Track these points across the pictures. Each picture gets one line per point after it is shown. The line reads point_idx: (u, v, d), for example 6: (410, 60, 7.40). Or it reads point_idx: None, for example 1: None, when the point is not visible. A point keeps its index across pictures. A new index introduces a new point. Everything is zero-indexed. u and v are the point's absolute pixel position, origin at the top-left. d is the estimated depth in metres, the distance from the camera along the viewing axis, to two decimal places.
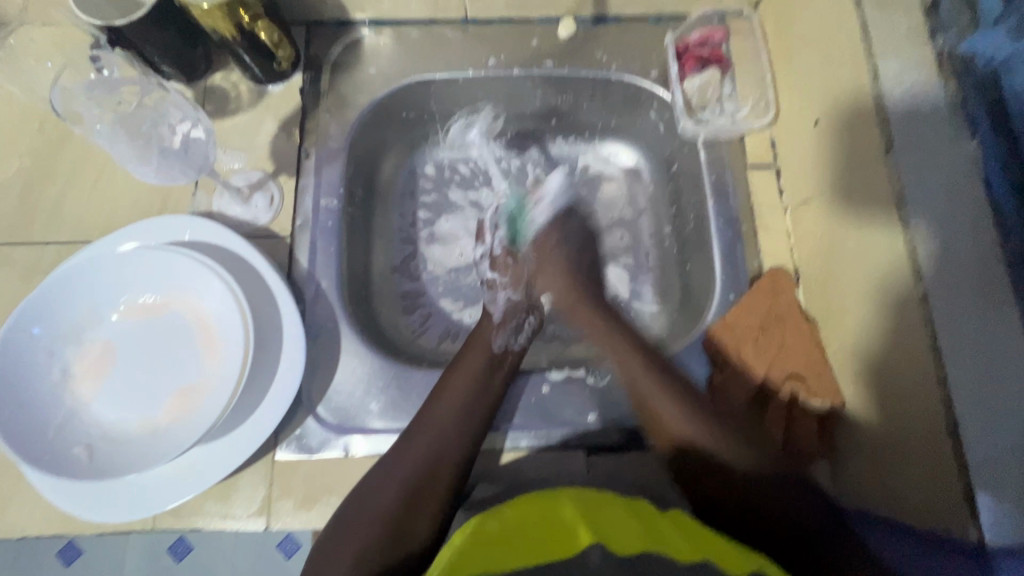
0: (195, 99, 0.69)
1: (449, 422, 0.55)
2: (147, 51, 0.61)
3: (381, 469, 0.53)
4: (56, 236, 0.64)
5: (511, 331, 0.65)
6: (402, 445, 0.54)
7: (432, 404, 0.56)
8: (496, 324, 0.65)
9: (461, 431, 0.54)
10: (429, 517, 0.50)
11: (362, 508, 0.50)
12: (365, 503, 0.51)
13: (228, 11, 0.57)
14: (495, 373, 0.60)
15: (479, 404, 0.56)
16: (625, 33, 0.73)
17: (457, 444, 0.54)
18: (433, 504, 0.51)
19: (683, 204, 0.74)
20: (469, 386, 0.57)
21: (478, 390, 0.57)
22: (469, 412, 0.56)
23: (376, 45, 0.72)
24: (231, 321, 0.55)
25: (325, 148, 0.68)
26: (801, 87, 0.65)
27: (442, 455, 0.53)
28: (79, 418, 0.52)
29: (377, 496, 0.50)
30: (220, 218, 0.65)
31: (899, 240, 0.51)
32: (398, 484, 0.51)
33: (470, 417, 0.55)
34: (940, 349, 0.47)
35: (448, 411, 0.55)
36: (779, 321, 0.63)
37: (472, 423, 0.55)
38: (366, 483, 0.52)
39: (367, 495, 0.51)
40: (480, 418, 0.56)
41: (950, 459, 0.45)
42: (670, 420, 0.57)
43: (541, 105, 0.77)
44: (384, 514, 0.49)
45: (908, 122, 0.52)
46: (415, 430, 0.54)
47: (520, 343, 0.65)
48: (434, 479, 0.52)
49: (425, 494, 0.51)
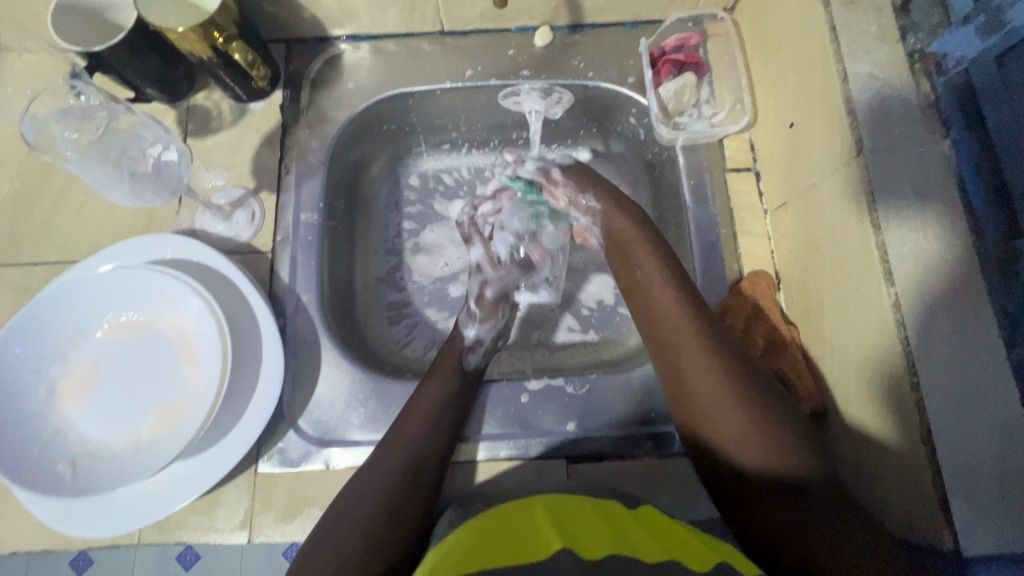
0: (178, 119, 0.70)
1: (419, 438, 0.54)
2: (128, 75, 0.63)
3: (358, 480, 0.52)
4: (45, 257, 0.66)
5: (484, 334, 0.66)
6: (374, 463, 0.52)
7: (402, 421, 0.56)
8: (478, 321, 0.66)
9: (432, 448, 0.54)
10: (406, 537, 0.49)
11: (337, 526, 0.48)
12: (340, 524, 0.48)
13: (201, 33, 0.58)
14: (464, 388, 0.60)
15: (446, 416, 0.57)
16: (601, 40, 0.74)
17: (430, 461, 0.54)
18: (409, 525, 0.49)
19: (665, 209, 0.73)
20: (440, 400, 0.58)
21: (446, 404, 0.58)
22: (439, 426, 0.56)
23: (354, 60, 0.73)
24: (209, 337, 0.56)
25: (306, 163, 0.69)
26: (777, 89, 0.64)
27: (416, 472, 0.52)
28: (63, 436, 0.54)
29: (355, 508, 0.49)
30: (203, 235, 0.67)
31: (870, 240, 0.49)
32: (376, 504, 0.49)
33: (442, 430, 0.56)
34: (911, 351, 0.45)
35: (416, 429, 0.55)
36: (759, 325, 0.62)
37: (443, 439, 0.56)
38: (347, 491, 0.51)
39: (341, 517, 0.48)
40: (450, 433, 0.57)
41: (923, 463, 0.44)
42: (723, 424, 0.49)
43: (523, 114, 0.77)
44: (364, 534, 0.47)
45: (881, 120, 0.50)
46: (386, 447, 0.53)
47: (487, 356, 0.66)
48: (410, 499, 0.51)
49: (400, 511, 0.49)
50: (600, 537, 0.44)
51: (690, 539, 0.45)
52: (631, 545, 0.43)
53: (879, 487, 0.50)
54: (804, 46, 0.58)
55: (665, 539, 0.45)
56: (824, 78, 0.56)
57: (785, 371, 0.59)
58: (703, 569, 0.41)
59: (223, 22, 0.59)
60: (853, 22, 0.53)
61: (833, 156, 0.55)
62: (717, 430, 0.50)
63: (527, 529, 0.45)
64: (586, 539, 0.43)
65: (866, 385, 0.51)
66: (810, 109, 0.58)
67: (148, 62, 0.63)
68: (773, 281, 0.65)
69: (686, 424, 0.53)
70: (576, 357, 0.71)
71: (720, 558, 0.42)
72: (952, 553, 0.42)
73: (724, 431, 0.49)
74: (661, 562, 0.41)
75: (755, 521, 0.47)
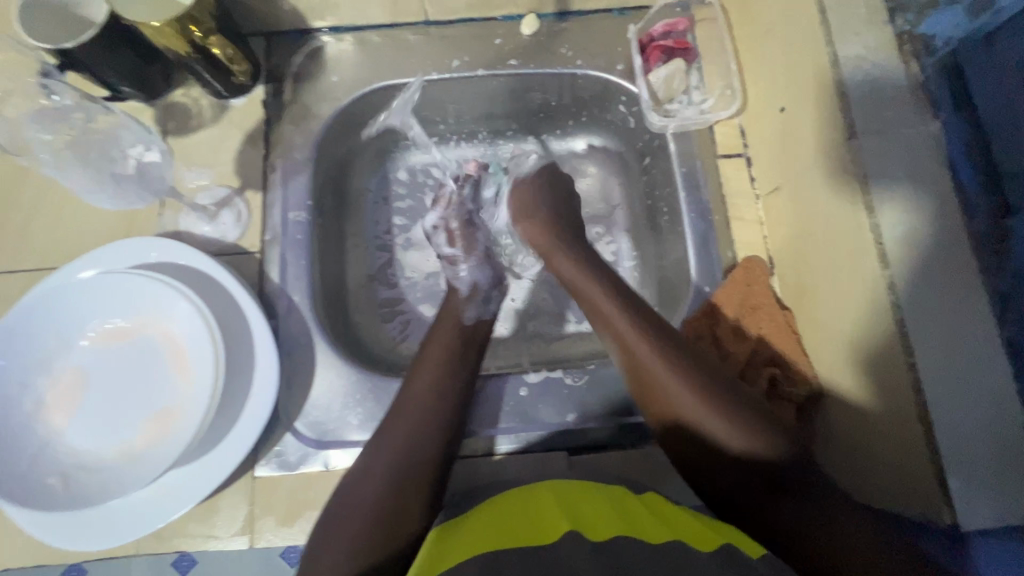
0: (156, 118, 0.68)
1: (428, 401, 0.54)
2: (102, 73, 0.60)
3: (366, 454, 0.52)
4: (22, 265, 0.63)
5: (480, 302, 0.66)
6: (382, 434, 0.52)
7: (409, 388, 0.56)
8: (464, 298, 0.66)
9: (442, 410, 0.54)
10: (419, 505, 0.49)
11: (347, 507, 0.48)
12: (350, 504, 0.48)
13: (177, 27, 0.56)
14: (468, 345, 0.60)
15: (455, 375, 0.57)
16: (589, 27, 0.73)
17: (440, 424, 0.53)
18: (421, 491, 0.50)
19: (657, 198, 0.73)
20: (444, 361, 0.57)
21: (451, 366, 0.57)
22: (445, 386, 0.56)
23: (337, 52, 0.71)
24: (199, 340, 0.55)
25: (291, 160, 0.68)
26: (767, 75, 0.64)
27: (425, 437, 0.52)
28: (52, 448, 0.52)
29: (364, 484, 0.49)
30: (188, 237, 0.65)
31: (862, 224, 0.49)
32: (385, 476, 0.49)
33: (446, 388, 0.55)
34: (906, 330, 0.46)
35: (422, 392, 0.55)
36: (755, 311, 0.63)
37: (452, 399, 0.55)
38: (353, 470, 0.51)
39: (352, 497, 0.49)
40: (460, 394, 0.56)
41: (920, 441, 0.45)
42: (676, 396, 0.52)
43: (510, 104, 0.76)
44: (374, 508, 0.48)
45: (871, 103, 0.50)
46: (395, 415, 0.53)
47: (490, 312, 0.66)
48: (420, 463, 0.51)
49: (410, 481, 0.50)
50: (605, 522, 0.44)
51: (697, 522, 0.45)
52: (637, 529, 0.43)
53: (879, 469, 0.50)
54: (794, 29, 0.58)
55: (673, 523, 0.45)
56: (814, 61, 0.55)
57: (781, 356, 0.60)
58: (710, 550, 0.41)
59: (200, 16, 0.57)
60: (842, 4, 0.53)
61: (824, 138, 0.55)
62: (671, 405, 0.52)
63: (526, 517, 0.44)
64: (590, 525, 0.43)
65: (861, 367, 0.52)
66: (801, 93, 0.58)
67: (122, 58, 0.60)
68: (767, 267, 0.65)
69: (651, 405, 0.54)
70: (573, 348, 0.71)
71: (727, 539, 0.42)
72: (949, 527, 0.43)
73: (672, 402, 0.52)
74: (665, 546, 0.41)
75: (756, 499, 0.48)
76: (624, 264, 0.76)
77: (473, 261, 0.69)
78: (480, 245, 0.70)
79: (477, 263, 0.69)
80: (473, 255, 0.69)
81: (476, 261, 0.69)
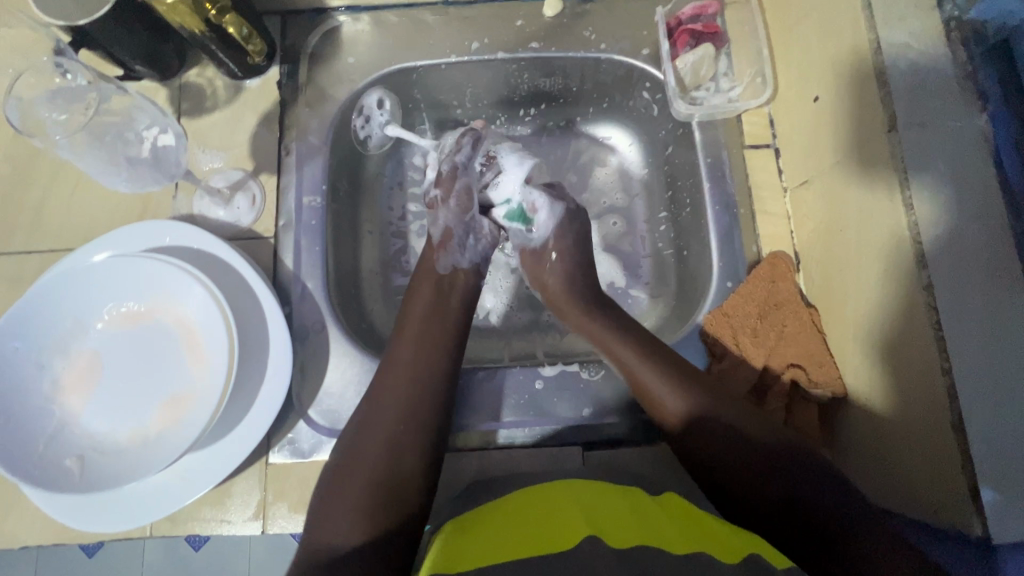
0: (170, 98, 0.67)
1: (417, 363, 0.55)
2: (115, 52, 0.59)
3: (363, 412, 0.52)
4: (39, 245, 0.63)
5: (457, 249, 0.64)
6: (375, 397, 0.52)
7: (392, 361, 0.55)
8: (437, 245, 0.64)
9: (431, 374, 0.54)
10: (418, 465, 0.50)
11: (348, 467, 0.49)
12: (352, 466, 0.49)
13: (193, 6, 0.55)
14: (450, 310, 0.60)
15: (439, 338, 0.57)
16: (613, 9, 0.70)
17: (429, 384, 0.54)
18: (418, 450, 0.51)
19: (679, 189, 0.71)
20: (427, 326, 0.58)
21: (436, 331, 0.58)
22: (430, 349, 0.56)
23: (354, 33, 0.69)
24: (213, 327, 0.54)
25: (307, 143, 0.66)
26: (802, 62, 0.61)
27: (419, 400, 0.53)
28: (69, 430, 0.52)
29: (363, 444, 0.50)
30: (202, 220, 0.64)
31: (902, 221, 0.47)
32: (382, 450, 0.49)
33: (432, 352, 0.56)
34: (943, 335, 0.44)
35: (407, 355, 0.55)
36: (778, 308, 0.61)
37: (438, 367, 0.55)
38: (350, 427, 0.52)
39: (352, 457, 0.49)
40: (444, 364, 0.56)
41: (953, 448, 0.43)
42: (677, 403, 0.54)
43: (530, 89, 0.74)
44: (377, 470, 0.48)
45: (916, 94, 0.48)
46: (383, 378, 0.54)
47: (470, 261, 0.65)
48: (416, 425, 0.51)
49: (408, 441, 0.50)
50: (628, 532, 0.42)
51: (723, 531, 0.44)
52: (660, 540, 0.42)
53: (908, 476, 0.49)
54: (832, 13, 0.55)
55: (695, 532, 0.44)
56: (853, 47, 0.53)
57: (805, 356, 0.59)
58: (734, 562, 0.40)
59: None
60: None
61: (863, 130, 0.52)
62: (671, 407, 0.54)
63: (544, 521, 0.44)
64: (610, 528, 0.42)
65: (890, 369, 0.50)
66: (837, 83, 0.55)
67: (136, 36, 0.59)
68: (792, 262, 0.63)
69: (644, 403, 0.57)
70: (588, 341, 0.70)
71: (752, 549, 0.41)
72: (982, 539, 0.41)
73: (669, 405, 0.54)
74: (686, 555, 0.40)
75: (771, 502, 0.48)
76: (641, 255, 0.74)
77: (452, 204, 0.64)
78: (461, 182, 0.64)
79: (458, 208, 0.64)
80: (454, 198, 0.63)
81: (454, 202, 0.63)
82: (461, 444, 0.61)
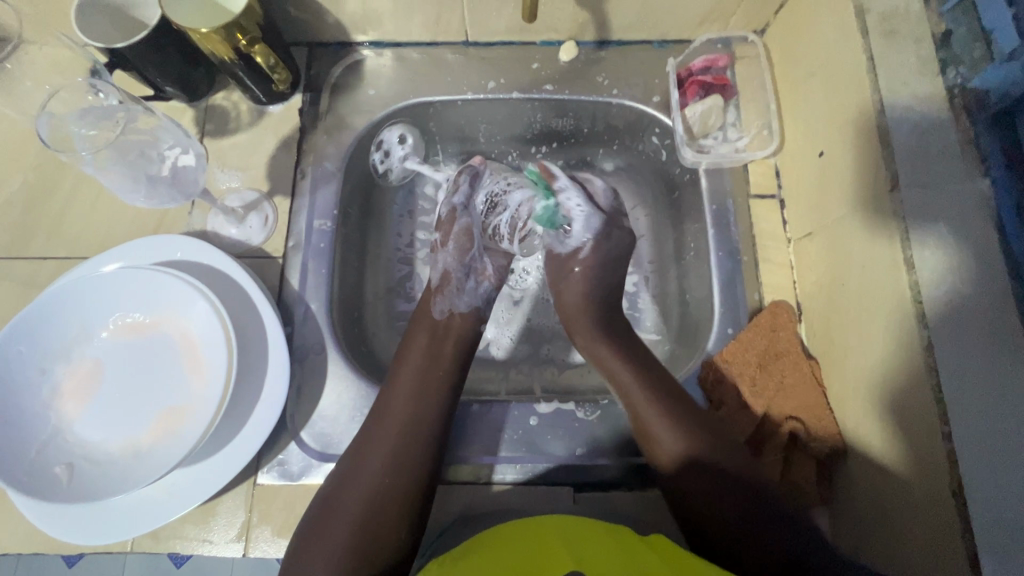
0: (196, 119, 0.70)
1: (407, 406, 0.56)
2: (148, 73, 0.62)
3: (350, 456, 0.54)
4: (55, 252, 0.65)
5: (454, 292, 0.66)
6: (364, 442, 0.54)
7: (382, 409, 0.56)
8: (435, 289, 0.66)
9: (421, 418, 0.56)
10: (401, 510, 0.51)
11: (330, 515, 0.50)
12: (334, 513, 0.50)
13: (224, 35, 0.57)
14: (443, 350, 0.61)
15: (431, 379, 0.58)
16: (626, 58, 0.72)
17: (418, 428, 0.55)
18: (405, 498, 0.52)
19: (684, 232, 0.72)
20: (420, 369, 0.59)
21: (429, 372, 0.59)
22: (422, 393, 0.57)
23: (376, 67, 0.72)
24: (213, 342, 0.55)
25: (322, 169, 0.68)
26: (809, 118, 0.63)
27: (407, 446, 0.54)
28: (62, 437, 0.52)
29: (346, 491, 0.51)
30: (214, 237, 0.66)
31: (903, 281, 0.47)
32: (364, 502, 0.51)
33: (424, 394, 0.57)
34: (943, 398, 0.43)
35: (401, 397, 0.57)
36: (779, 358, 0.61)
37: (428, 417, 0.56)
38: (338, 471, 0.53)
39: (336, 507, 0.51)
40: (434, 418, 0.56)
41: (952, 518, 0.42)
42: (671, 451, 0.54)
43: (541, 128, 0.76)
44: (361, 518, 0.50)
45: (918, 157, 0.49)
46: (373, 422, 0.55)
47: (466, 304, 0.66)
48: (402, 470, 0.53)
49: (393, 488, 0.52)
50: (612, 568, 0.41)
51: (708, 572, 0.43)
52: None
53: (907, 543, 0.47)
54: (838, 73, 0.57)
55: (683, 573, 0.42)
56: (858, 107, 0.54)
57: (804, 410, 0.58)
58: None
59: (248, 25, 0.58)
60: (892, 52, 0.52)
61: (865, 188, 0.53)
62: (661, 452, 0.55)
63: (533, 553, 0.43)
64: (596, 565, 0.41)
65: (889, 428, 0.50)
66: (841, 140, 0.57)
67: (168, 60, 0.62)
68: (794, 312, 0.63)
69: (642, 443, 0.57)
70: (586, 380, 0.70)
71: None
72: None
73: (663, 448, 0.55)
74: None
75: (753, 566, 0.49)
76: (645, 295, 0.74)
77: (451, 248, 0.67)
78: (460, 224, 0.67)
79: (456, 250, 0.67)
80: (451, 241, 0.67)
81: (454, 246, 0.67)
82: (451, 477, 0.60)
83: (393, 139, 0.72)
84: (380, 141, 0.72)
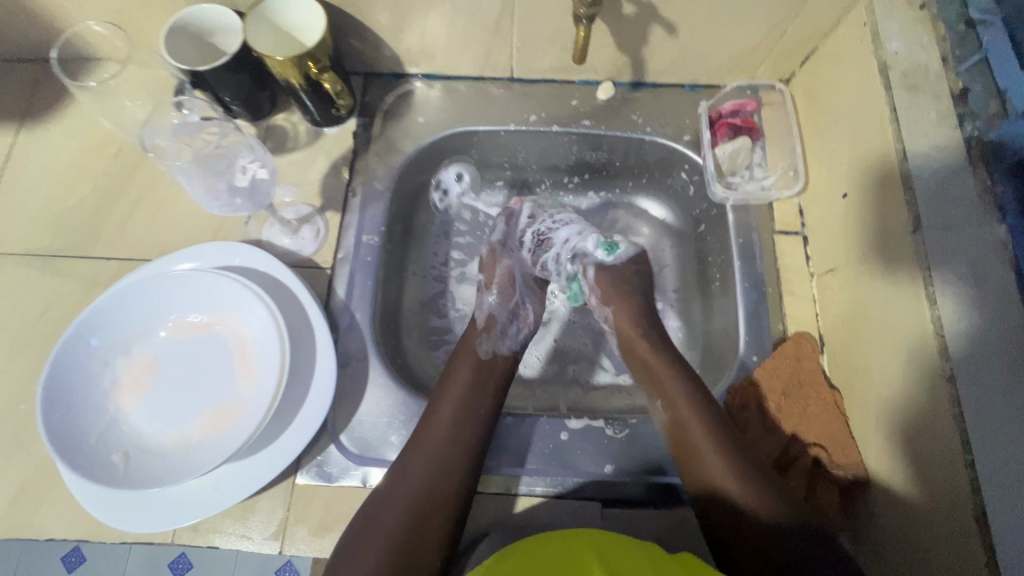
0: (257, 136, 0.75)
1: (448, 433, 0.57)
2: (222, 93, 0.67)
3: (390, 477, 0.54)
4: (118, 253, 0.69)
5: (498, 334, 0.68)
6: (404, 464, 0.55)
7: (424, 433, 0.57)
8: (481, 329, 0.68)
9: (460, 445, 0.56)
10: (437, 535, 0.51)
11: (364, 536, 0.50)
12: (369, 533, 0.51)
13: (297, 63, 0.62)
14: (487, 382, 0.62)
15: (474, 409, 0.59)
16: (659, 98, 0.77)
17: (457, 456, 0.56)
18: (441, 522, 0.52)
19: (710, 263, 0.75)
20: (462, 398, 0.60)
21: (471, 400, 0.60)
22: (462, 424, 0.58)
23: (426, 96, 0.78)
24: (267, 345, 0.58)
25: (372, 188, 0.73)
26: (832, 162, 0.67)
27: (445, 471, 0.54)
28: (118, 426, 0.55)
29: (382, 513, 0.52)
30: (268, 246, 0.70)
31: (926, 316, 0.50)
32: (399, 524, 0.51)
33: (465, 423, 0.58)
34: (967, 429, 0.46)
35: (443, 425, 0.58)
36: (802, 387, 0.63)
37: (467, 444, 0.57)
38: (378, 491, 0.54)
39: (371, 528, 0.51)
40: (472, 447, 0.57)
41: (978, 546, 0.44)
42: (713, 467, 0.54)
43: (576, 160, 0.81)
44: (396, 539, 0.50)
45: (939, 203, 0.52)
46: (416, 444, 0.56)
47: (509, 347, 0.67)
48: (438, 495, 0.53)
49: (428, 512, 0.52)
50: None
51: None
52: None
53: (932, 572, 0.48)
54: (861, 122, 0.61)
55: None
56: (881, 154, 0.58)
57: (828, 437, 0.60)
58: None
59: (319, 55, 0.63)
60: (913, 105, 0.56)
61: (888, 228, 0.56)
62: (699, 472, 0.55)
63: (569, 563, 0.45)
64: None
65: (913, 457, 0.52)
66: (864, 184, 0.60)
67: (242, 83, 0.67)
68: (817, 343, 0.66)
69: (683, 462, 0.57)
70: (612, 401, 0.72)
71: None
72: None
73: (704, 467, 0.55)
74: None
75: None
76: (670, 321, 0.77)
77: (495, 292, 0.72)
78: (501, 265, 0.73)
79: (501, 296, 0.71)
80: (496, 283, 0.72)
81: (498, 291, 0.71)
82: (480, 487, 0.62)
83: (450, 178, 0.81)
84: (439, 180, 0.80)
